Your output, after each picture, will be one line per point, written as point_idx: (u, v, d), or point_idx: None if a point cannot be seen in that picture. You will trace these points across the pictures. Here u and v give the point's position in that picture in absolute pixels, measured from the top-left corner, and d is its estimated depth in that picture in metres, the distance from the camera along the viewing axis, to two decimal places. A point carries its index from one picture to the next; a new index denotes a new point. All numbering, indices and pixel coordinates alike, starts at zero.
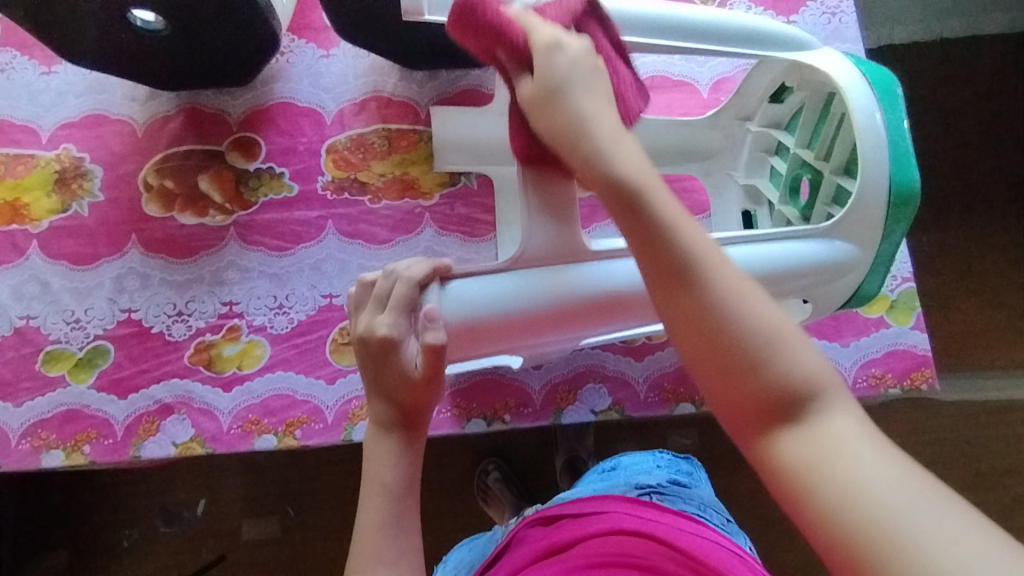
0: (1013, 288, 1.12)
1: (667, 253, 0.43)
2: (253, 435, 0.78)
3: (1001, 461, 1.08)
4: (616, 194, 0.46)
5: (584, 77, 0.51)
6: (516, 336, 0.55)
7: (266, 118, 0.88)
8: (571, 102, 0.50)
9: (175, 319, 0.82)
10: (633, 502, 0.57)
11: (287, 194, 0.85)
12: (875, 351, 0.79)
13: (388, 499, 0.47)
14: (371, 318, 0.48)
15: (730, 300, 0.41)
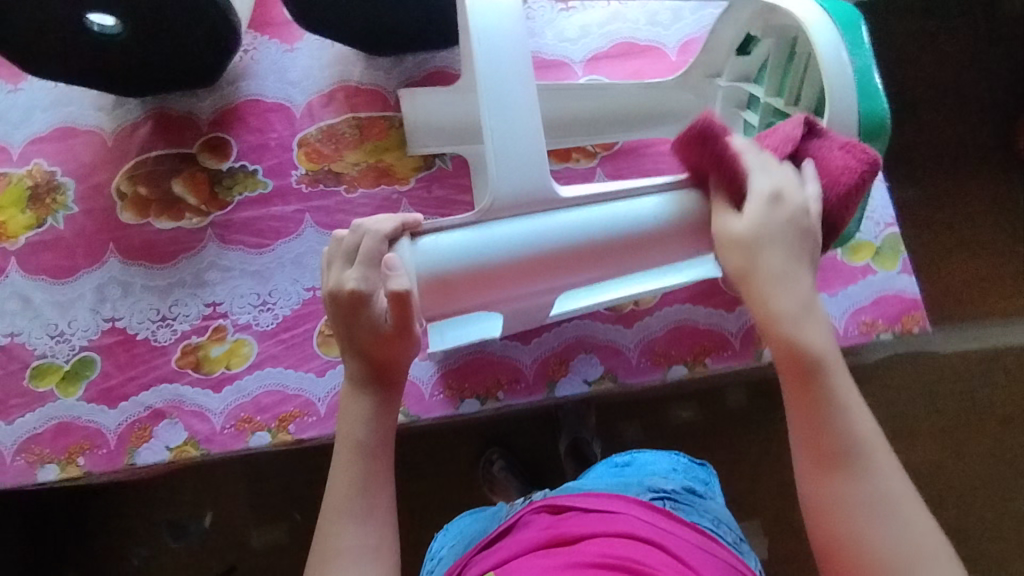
0: (1000, 231, 1.12)
1: (842, 439, 0.45)
2: (247, 433, 0.78)
3: (1004, 407, 1.08)
4: (796, 363, 0.46)
5: (785, 228, 0.48)
6: (491, 290, 0.52)
7: (235, 116, 0.88)
8: (773, 254, 0.48)
9: (160, 324, 0.81)
10: (648, 507, 0.57)
11: (262, 190, 0.85)
12: (864, 299, 0.79)
13: (357, 460, 0.49)
14: (340, 273, 0.48)
15: (892, 486, 0.44)
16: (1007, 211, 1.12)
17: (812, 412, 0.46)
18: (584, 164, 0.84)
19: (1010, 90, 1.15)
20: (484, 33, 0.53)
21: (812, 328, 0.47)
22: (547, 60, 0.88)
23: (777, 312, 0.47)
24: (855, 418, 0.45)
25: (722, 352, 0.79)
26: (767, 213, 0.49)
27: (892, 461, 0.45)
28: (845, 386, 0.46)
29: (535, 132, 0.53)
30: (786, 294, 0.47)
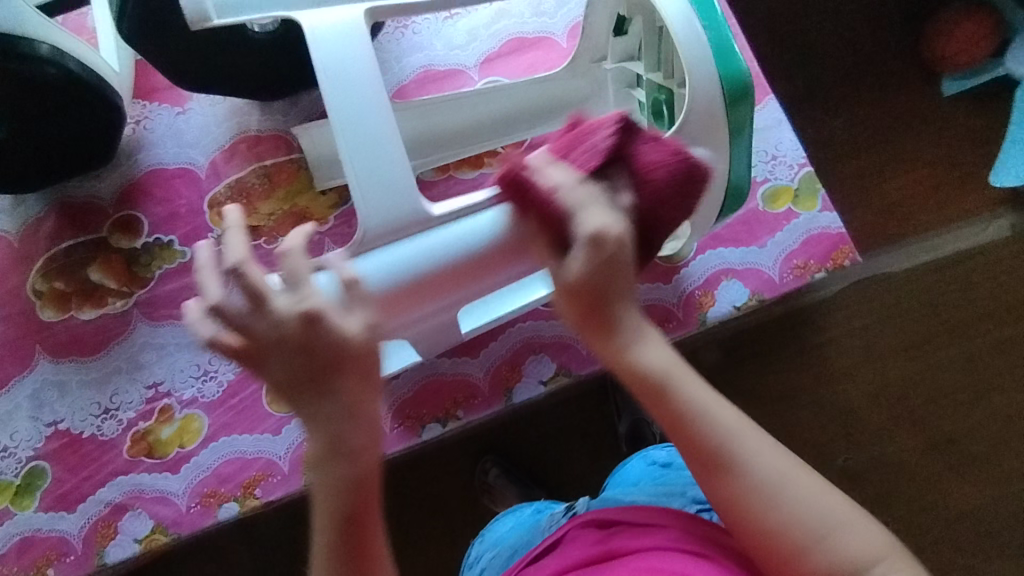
0: (920, 147, 1.20)
1: (710, 442, 0.47)
2: (214, 507, 0.76)
3: (963, 312, 1.15)
4: (644, 385, 0.48)
5: (616, 262, 0.47)
6: (394, 314, 0.52)
7: (138, 190, 0.84)
8: (614, 296, 0.48)
9: (104, 417, 0.79)
10: (694, 519, 0.54)
11: (181, 259, 0.82)
12: (792, 244, 0.80)
13: (338, 532, 0.43)
14: (281, 306, 0.42)
15: (766, 471, 0.46)
16: (919, 128, 1.21)
17: (680, 429, 0.48)
18: (497, 166, 0.85)
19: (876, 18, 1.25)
20: (333, 66, 0.50)
21: (652, 344, 0.49)
22: (441, 72, 0.87)
23: (620, 342, 0.49)
24: (714, 420, 0.47)
25: (668, 325, 0.79)
26: (598, 255, 0.46)
27: (767, 446, 0.47)
28: (701, 392, 0.48)
29: (404, 168, 0.51)
30: (623, 330, 0.49)
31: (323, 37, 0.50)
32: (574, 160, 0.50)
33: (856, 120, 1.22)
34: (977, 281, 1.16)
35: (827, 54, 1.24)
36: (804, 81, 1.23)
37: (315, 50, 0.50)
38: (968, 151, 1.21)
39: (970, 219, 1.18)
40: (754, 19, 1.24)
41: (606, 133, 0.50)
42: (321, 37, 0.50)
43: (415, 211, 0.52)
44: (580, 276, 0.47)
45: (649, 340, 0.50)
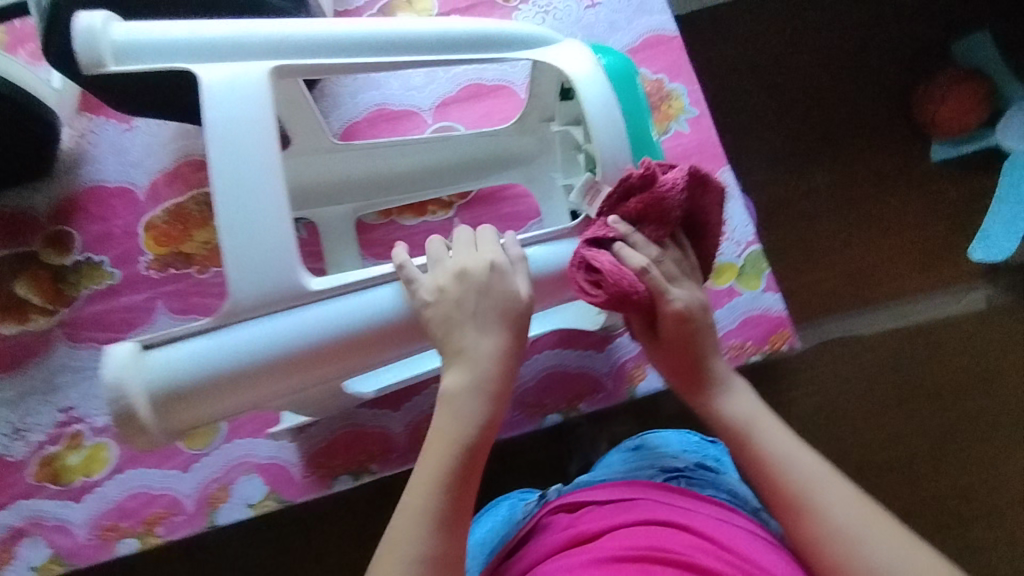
0: (901, 213, 1.20)
1: (793, 488, 0.54)
2: (113, 541, 0.74)
3: (929, 381, 1.15)
4: (727, 430, 0.59)
5: (703, 328, 0.60)
6: (237, 393, 0.50)
7: (74, 206, 0.83)
8: (708, 356, 0.61)
9: (13, 438, 0.77)
10: (661, 488, 0.61)
11: (110, 281, 0.81)
12: (730, 323, 0.78)
13: (459, 466, 0.50)
14: (469, 256, 0.55)
15: (842, 516, 0.52)
16: (899, 195, 1.21)
17: (757, 465, 0.57)
18: (440, 216, 0.83)
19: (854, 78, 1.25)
20: (223, 127, 0.51)
21: (734, 392, 0.61)
22: (394, 112, 0.85)
23: (709, 394, 0.61)
24: (792, 461, 0.56)
25: (595, 396, 0.79)
26: (697, 316, 0.59)
27: (841, 497, 0.53)
28: (778, 437, 0.58)
29: (285, 234, 0.52)
30: (716, 387, 0.61)
31: (220, 97, 0.51)
32: (648, 233, 0.57)
33: (829, 185, 1.21)
34: (945, 350, 1.16)
35: (804, 115, 1.24)
36: (779, 138, 1.22)
37: (208, 105, 0.51)
38: (942, 221, 1.20)
39: (944, 289, 1.18)
40: (731, 75, 1.24)
41: (680, 192, 0.55)
42: (220, 97, 0.51)
43: (291, 284, 0.52)
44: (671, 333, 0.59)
45: (731, 387, 0.61)
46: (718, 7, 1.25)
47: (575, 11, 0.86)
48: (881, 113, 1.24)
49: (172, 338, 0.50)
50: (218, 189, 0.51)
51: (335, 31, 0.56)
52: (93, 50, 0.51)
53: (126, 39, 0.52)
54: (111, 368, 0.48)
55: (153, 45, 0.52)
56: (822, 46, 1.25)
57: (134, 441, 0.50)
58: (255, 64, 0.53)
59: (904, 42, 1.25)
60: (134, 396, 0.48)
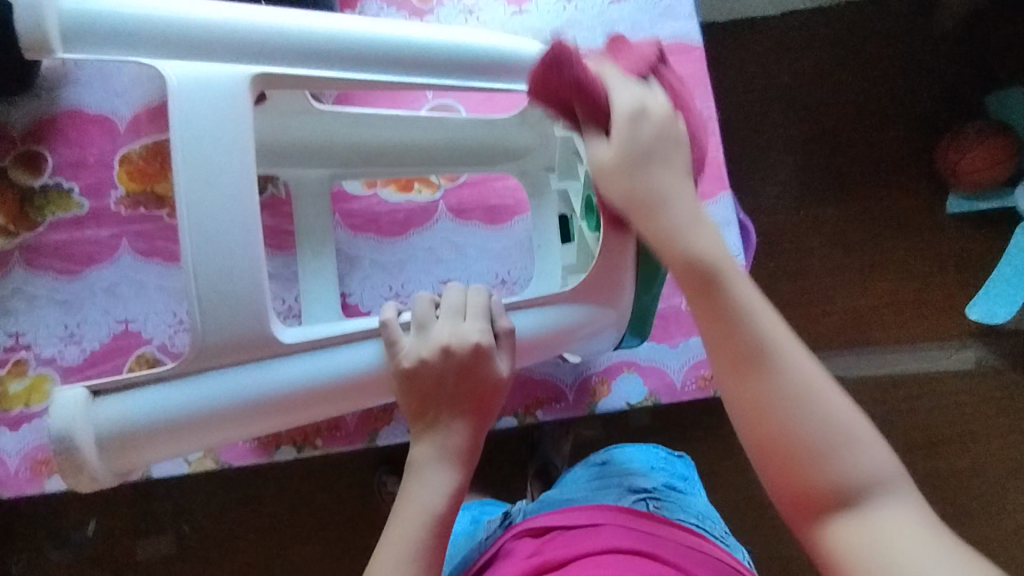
0: (911, 260, 1.17)
1: (748, 345, 0.46)
2: (43, 476, 0.73)
3: (906, 434, 1.13)
4: (679, 265, 0.49)
5: (658, 133, 0.51)
6: (190, 440, 0.52)
7: (52, 128, 0.80)
8: (658, 171, 0.51)
9: None
10: (627, 513, 0.59)
11: (77, 211, 0.78)
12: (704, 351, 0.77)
13: (433, 540, 0.48)
14: (459, 328, 0.54)
15: (797, 384, 0.45)
16: (909, 242, 1.17)
17: (713, 315, 0.47)
18: (426, 196, 0.81)
19: (878, 119, 1.20)
20: (187, 132, 0.50)
21: (695, 225, 0.50)
22: (394, 81, 0.82)
23: (666, 218, 0.49)
24: (754, 316, 0.47)
25: (554, 405, 0.77)
26: (647, 114, 0.52)
27: (799, 362, 0.46)
28: (742, 285, 0.48)
29: (254, 263, 0.51)
30: (666, 212, 0.50)
31: (184, 98, 0.51)
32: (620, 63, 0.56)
33: (835, 223, 1.17)
34: (928, 405, 1.13)
35: (822, 148, 1.20)
36: (790, 169, 1.19)
37: (176, 105, 0.51)
38: (944, 277, 1.16)
39: (939, 342, 1.15)
40: (752, 94, 1.20)
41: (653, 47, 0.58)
42: (177, 96, 0.51)
43: (257, 332, 0.51)
44: (618, 138, 0.51)
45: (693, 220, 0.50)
46: (751, 22, 1.21)
47: (598, 4, 0.83)
48: (902, 157, 1.19)
49: (125, 385, 0.51)
50: (183, 213, 0.50)
51: (321, 35, 0.55)
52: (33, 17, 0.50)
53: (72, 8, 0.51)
54: (59, 414, 0.49)
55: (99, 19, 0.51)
56: (851, 79, 1.21)
57: (79, 483, 0.51)
58: (231, 66, 0.53)
59: (936, 87, 1.20)
60: (83, 439, 0.49)
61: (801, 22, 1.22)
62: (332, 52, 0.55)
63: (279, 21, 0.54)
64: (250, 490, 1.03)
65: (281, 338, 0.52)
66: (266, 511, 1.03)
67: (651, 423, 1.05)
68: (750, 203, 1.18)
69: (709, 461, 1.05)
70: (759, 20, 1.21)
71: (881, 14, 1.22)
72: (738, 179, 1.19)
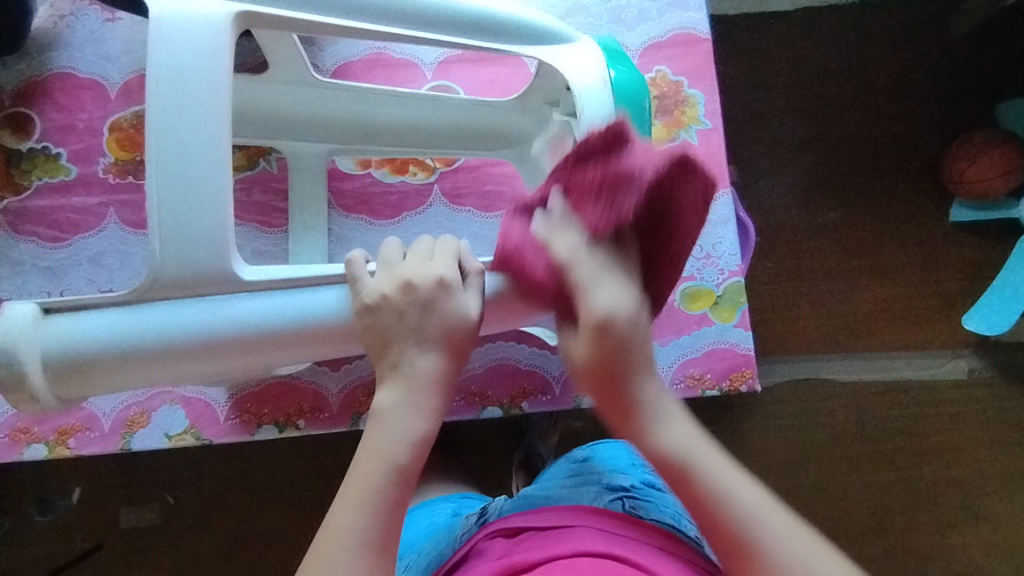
0: (909, 269, 1.15)
1: (737, 531, 0.47)
2: (21, 445, 0.72)
3: (894, 442, 1.12)
4: (663, 468, 0.50)
5: (629, 335, 0.51)
6: (136, 370, 0.51)
7: (42, 90, 0.78)
8: (636, 369, 0.51)
9: None
10: (602, 513, 0.58)
11: (64, 177, 0.77)
12: (695, 350, 0.76)
13: (390, 490, 0.47)
14: (423, 267, 0.52)
15: (790, 555, 0.46)
16: (909, 248, 1.16)
17: (700, 505, 0.48)
18: (420, 178, 0.79)
19: (885, 121, 1.19)
20: (168, 70, 0.51)
21: (667, 416, 0.51)
22: (393, 60, 0.80)
23: (645, 423, 0.51)
24: (737, 495, 0.48)
25: (540, 397, 0.76)
26: (621, 330, 0.51)
27: (784, 527, 0.47)
28: (720, 466, 0.49)
29: (218, 200, 0.51)
30: (643, 408, 0.52)
31: (168, 31, 0.51)
32: (587, 216, 0.53)
33: (836, 226, 1.16)
34: (918, 414, 1.13)
35: (827, 149, 1.18)
36: (793, 169, 1.17)
37: (159, 38, 0.51)
38: (942, 287, 1.15)
39: (933, 352, 1.14)
40: (759, 90, 1.18)
41: (639, 185, 0.52)
42: (159, 27, 0.51)
43: (216, 266, 0.51)
44: (586, 356, 0.52)
45: (665, 410, 0.52)
46: (762, 16, 1.19)
47: None
48: (908, 161, 1.18)
49: (77, 306, 0.52)
50: (153, 143, 0.50)
51: None
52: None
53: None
54: (7, 326, 0.50)
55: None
56: (861, 79, 1.19)
57: (22, 404, 0.51)
58: (221, 3, 0.53)
59: (945, 91, 1.19)
60: (26, 360, 0.50)
61: (812, 18, 1.19)
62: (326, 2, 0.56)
63: None
64: (234, 465, 1.03)
65: (241, 275, 0.52)
66: (249, 488, 1.03)
67: None
68: (751, 202, 1.16)
69: None
70: (770, 15, 1.19)
71: (895, 14, 1.20)
72: (740, 176, 1.17)
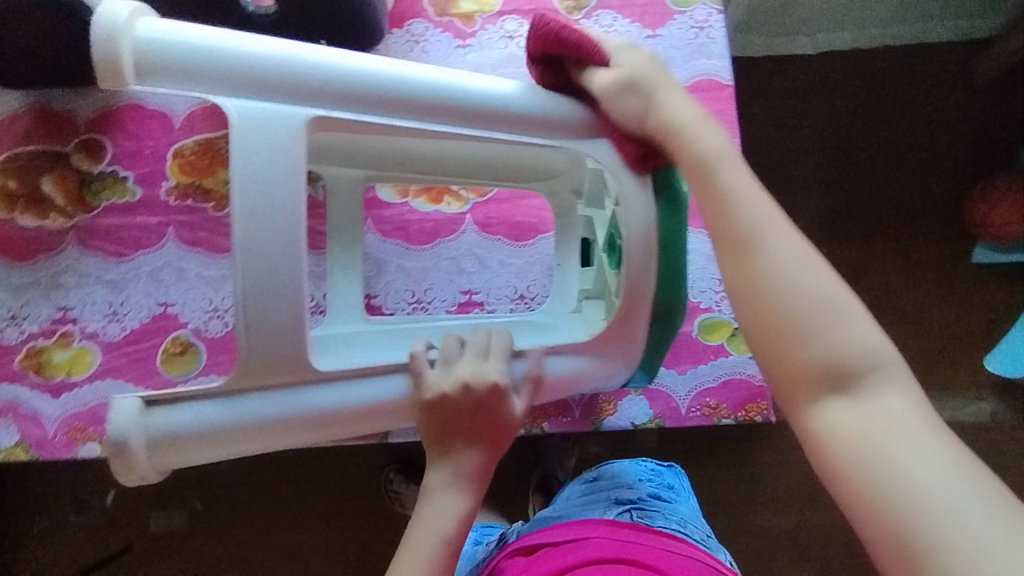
0: (932, 309, 1.17)
1: (738, 225, 0.50)
2: (77, 443, 0.77)
3: None
4: (690, 162, 0.54)
5: (659, 71, 0.59)
6: (226, 448, 0.55)
7: (114, 119, 0.86)
8: (662, 91, 0.58)
9: (8, 323, 0.80)
10: (612, 525, 0.62)
11: (129, 198, 0.84)
12: (712, 380, 0.80)
13: (435, 559, 0.52)
14: (478, 368, 0.57)
15: (779, 257, 0.48)
16: (930, 288, 1.17)
17: (712, 202, 0.52)
18: (454, 208, 0.85)
19: (907, 162, 1.21)
20: (249, 178, 0.51)
21: (699, 129, 0.55)
22: None
23: (671, 130, 0.56)
24: (747, 200, 0.51)
25: (561, 418, 0.80)
26: (646, 58, 0.60)
27: (783, 241, 0.49)
28: (737, 175, 0.52)
29: (295, 294, 0.52)
30: (670, 116, 0.56)
31: (250, 132, 0.52)
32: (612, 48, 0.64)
33: (857, 264, 1.18)
34: None
35: (847, 190, 1.21)
36: (815, 206, 1.20)
37: (241, 147, 0.51)
38: (965, 329, 1.16)
39: (956, 392, 1.15)
40: (782, 129, 1.22)
41: None
42: (240, 130, 0.52)
43: (298, 360, 0.54)
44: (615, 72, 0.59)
45: (699, 128, 0.56)
46: (784, 60, 1.23)
47: (635, 37, 0.87)
48: (929, 201, 1.20)
49: (175, 396, 0.54)
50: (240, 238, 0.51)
51: (390, 77, 0.56)
52: (108, 34, 0.51)
53: (147, 35, 0.53)
54: (116, 420, 0.52)
55: (174, 50, 0.53)
56: (882, 123, 1.23)
57: (124, 477, 0.54)
58: (295, 110, 0.53)
59: (966, 135, 1.21)
60: (134, 445, 0.52)
61: (835, 63, 1.24)
62: (403, 103, 0.56)
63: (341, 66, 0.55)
64: (263, 475, 1.08)
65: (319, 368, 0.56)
66: (278, 498, 1.07)
67: (658, 446, 1.07)
68: None
69: (709, 488, 1.07)
70: (793, 59, 1.23)
71: (916, 60, 1.24)
72: None
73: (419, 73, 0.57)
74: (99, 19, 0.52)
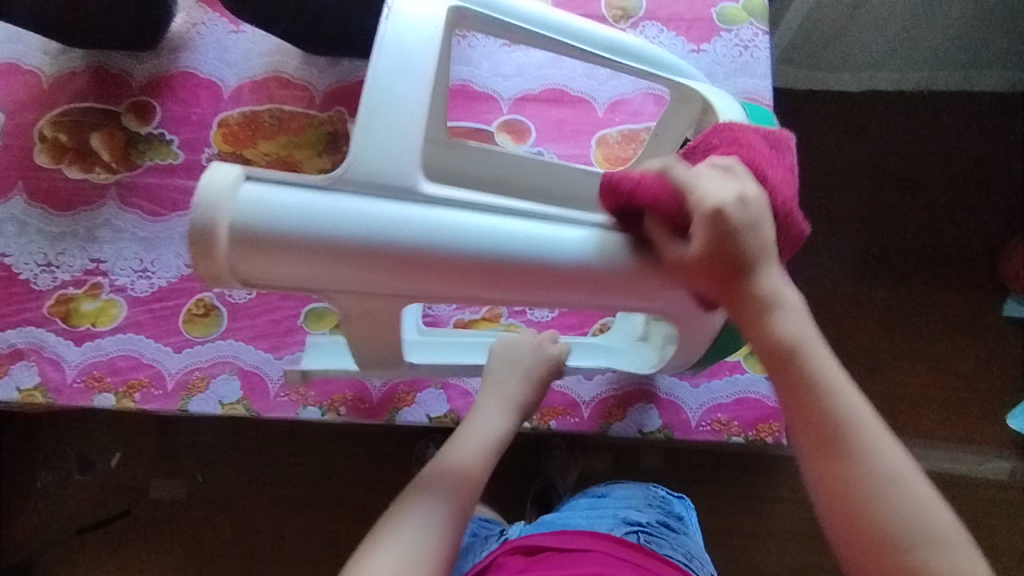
0: (957, 356, 1.14)
1: (833, 432, 0.45)
2: (94, 392, 0.79)
3: None
4: (780, 357, 0.47)
5: (755, 235, 0.46)
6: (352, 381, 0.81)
7: (166, 84, 0.89)
8: (751, 265, 0.47)
9: (42, 269, 0.83)
10: (623, 545, 0.61)
11: (172, 161, 0.86)
12: (724, 397, 0.79)
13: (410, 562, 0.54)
14: (543, 340, 0.74)
15: (884, 465, 0.44)
16: (956, 335, 1.15)
17: (803, 401, 0.46)
18: None
19: (941, 205, 1.20)
20: (361, 333, 0.60)
21: (794, 317, 0.47)
22: (476, 92, 0.87)
23: (758, 317, 0.47)
24: (847, 402, 0.46)
25: (569, 417, 0.79)
26: (733, 214, 0.45)
27: (887, 448, 0.45)
28: (832, 366, 0.47)
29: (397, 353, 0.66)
30: (758, 308, 0.47)
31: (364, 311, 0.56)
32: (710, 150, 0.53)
33: (883, 305, 1.16)
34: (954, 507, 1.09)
35: (879, 229, 1.19)
36: (847, 240, 1.19)
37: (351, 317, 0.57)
38: (989, 380, 1.13)
39: (974, 445, 1.11)
40: (817, 160, 1.22)
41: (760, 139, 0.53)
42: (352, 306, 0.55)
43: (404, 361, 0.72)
44: (698, 246, 0.46)
45: (792, 311, 0.47)
46: (824, 94, 1.23)
47: (679, 51, 0.88)
48: (962, 248, 1.18)
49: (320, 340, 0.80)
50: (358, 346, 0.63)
51: (497, 286, 0.51)
52: (210, 205, 0.44)
53: (251, 200, 0.46)
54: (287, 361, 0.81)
55: (279, 222, 0.46)
56: (920, 165, 1.21)
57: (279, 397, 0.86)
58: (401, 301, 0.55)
59: (1004, 183, 1.20)
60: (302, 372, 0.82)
61: (876, 100, 1.23)
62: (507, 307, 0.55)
63: (449, 281, 0.50)
64: (267, 455, 1.08)
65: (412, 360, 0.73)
66: (277, 479, 1.08)
67: (662, 466, 1.06)
68: (799, 267, 1.18)
69: (711, 515, 1.05)
70: (834, 92, 1.23)
71: (960, 105, 1.23)
72: None
73: (526, 279, 0.51)
74: (205, 183, 0.45)
